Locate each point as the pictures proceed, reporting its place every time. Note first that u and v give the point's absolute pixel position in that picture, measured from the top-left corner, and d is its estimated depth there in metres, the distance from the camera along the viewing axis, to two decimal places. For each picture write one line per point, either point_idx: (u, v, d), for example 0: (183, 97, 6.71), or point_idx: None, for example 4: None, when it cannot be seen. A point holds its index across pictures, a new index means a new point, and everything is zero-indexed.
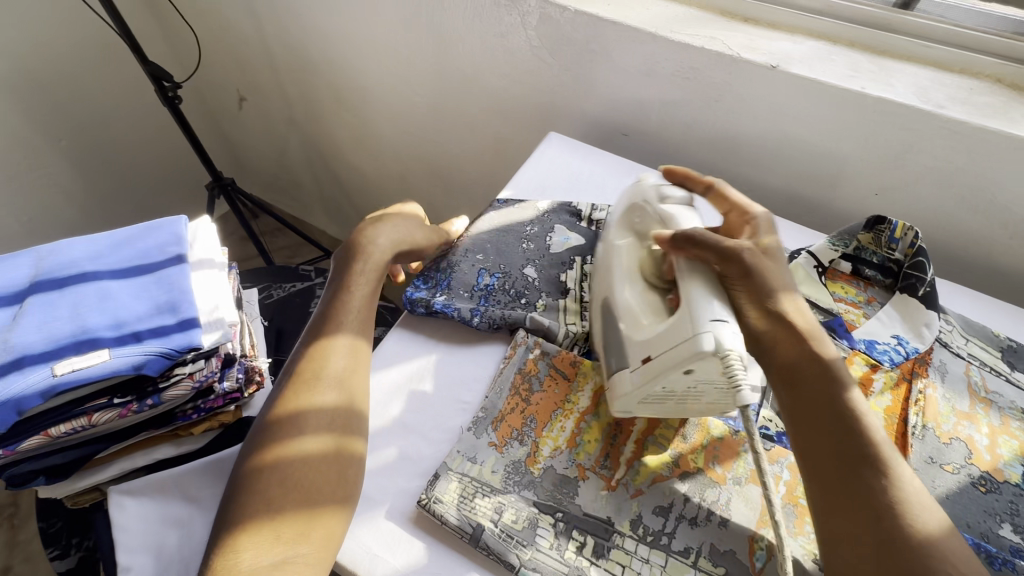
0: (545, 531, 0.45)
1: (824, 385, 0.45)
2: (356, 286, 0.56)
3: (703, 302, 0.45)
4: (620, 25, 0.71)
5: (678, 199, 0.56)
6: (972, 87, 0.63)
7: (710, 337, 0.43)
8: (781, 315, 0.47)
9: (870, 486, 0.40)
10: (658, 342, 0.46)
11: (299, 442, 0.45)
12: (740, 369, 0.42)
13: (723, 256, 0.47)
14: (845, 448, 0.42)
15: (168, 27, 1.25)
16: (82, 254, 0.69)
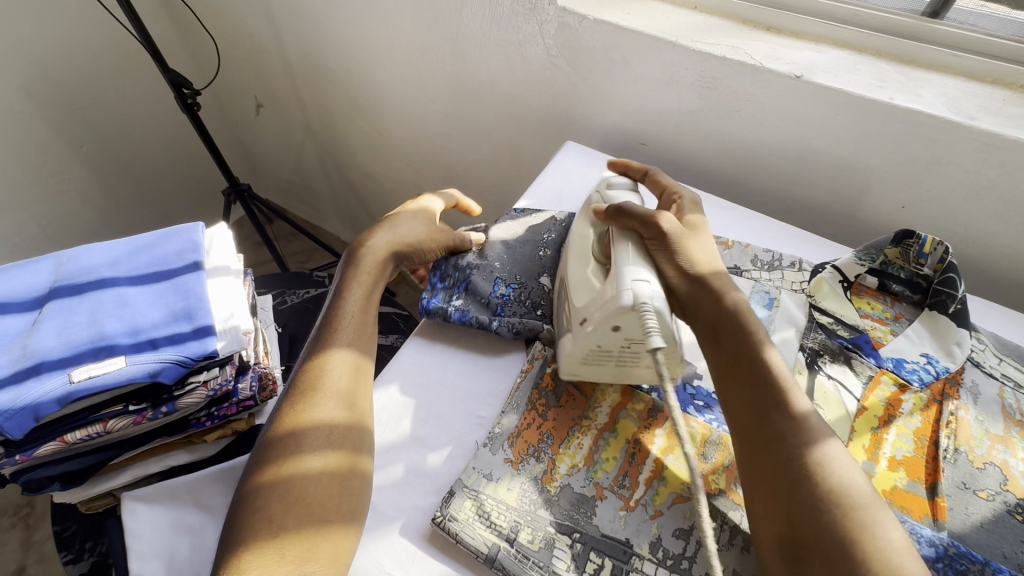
0: (562, 552, 0.44)
1: (741, 339, 0.47)
2: (351, 295, 0.56)
3: (626, 266, 0.49)
4: (640, 34, 0.70)
5: (623, 185, 0.61)
6: (1006, 98, 0.61)
7: (630, 294, 0.46)
8: (699, 273, 0.51)
9: (782, 431, 0.41)
10: (591, 301, 0.50)
11: (301, 456, 0.44)
12: (654, 324, 0.45)
13: (644, 222, 0.52)
14: (757, 396, 0.44)
15: (188, 34, 1.27)
16: (100, 260, 0.69)
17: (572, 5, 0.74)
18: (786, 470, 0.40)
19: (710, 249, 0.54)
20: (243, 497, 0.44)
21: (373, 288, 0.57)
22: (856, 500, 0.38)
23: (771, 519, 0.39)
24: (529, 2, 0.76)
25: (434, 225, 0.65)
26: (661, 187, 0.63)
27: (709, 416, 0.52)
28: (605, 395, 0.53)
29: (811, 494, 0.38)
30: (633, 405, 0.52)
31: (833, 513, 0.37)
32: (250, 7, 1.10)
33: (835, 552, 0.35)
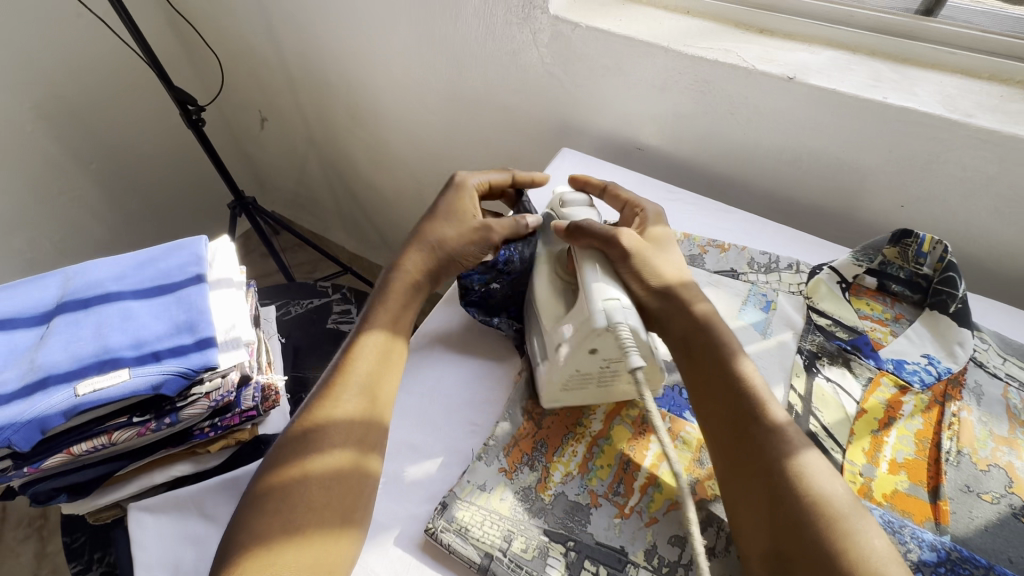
0: (556, 560, 0.44)
1: (714, 351, 0.48)
2: (381, 310, 0.55)
3: (593, 285, 0.49)
4: (632, 39, 0.70)
5: (577, 200, 0.61)
6: (1002, 94, 0.61)
7: (603, 315, 0.46)
8: (665, 291, 0.52)
9: (759, 446, 0.42)
10: (567, 325, 0.49)
11: (312, 459, 0.45)
12: (631, 341, 0.44)
13: (607, 243, 0.52)
14: (734, 410, 0.45)
15: (194, 52, 1.30)
16: (106, 274, 0.71)
17: (563, 13, 0.74)
18: (769, 484, 0.40)
19: (678, 261, 0.55)
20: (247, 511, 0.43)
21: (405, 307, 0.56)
22: (838, 510, 0.38)
23: (755, 536, 0.39)
24: (522, 11, 0.77)
25: (461, 221, 0.60)
26: (622, 201, 0.63)
27: None
28: (599, 402, 0.53)
29: (798, 508, 0.39)
30: (627, 412, 0.52)
31: (821, 526, 0.38)
32: (251, 24, 1.13)
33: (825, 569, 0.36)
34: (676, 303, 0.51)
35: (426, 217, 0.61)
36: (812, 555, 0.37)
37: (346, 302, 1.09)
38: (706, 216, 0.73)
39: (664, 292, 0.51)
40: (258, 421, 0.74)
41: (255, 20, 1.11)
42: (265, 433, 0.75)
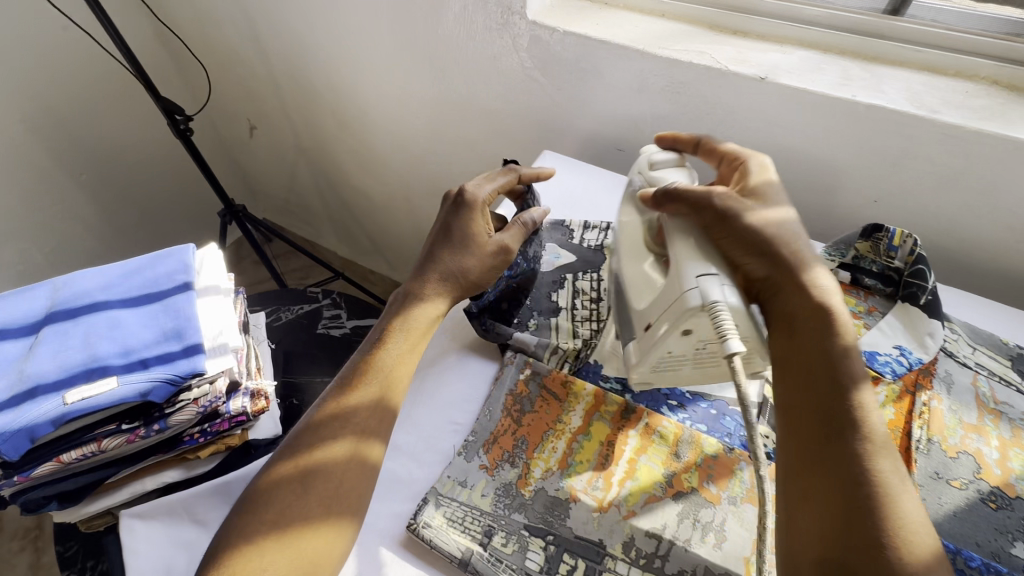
0: (535, 554, 0.44)
1: (822, 344, 0.45)
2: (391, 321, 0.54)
3: (691, 262, 0.47)
4: (609, 43, 0.72)
5: (668, 161, 0.59)
6: (968, 90, 0.62)
7: (696, 293, 0.44)
8: (778, 257, 0.48)
9: (843, 451, 0.40)
10: (658, 305, 0.48)
11: (312, 464, 0.45)
12: (728, 321, 0.42)
13: (701, 205, 0.50)
14: (826, 409, 0.43)
15: (182, 62, 1.31)
16: (94, 284, 0.72)
17: (542, 18, 0.76)
18: (846, 490, 0.39)
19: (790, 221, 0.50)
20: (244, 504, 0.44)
21: (419, 323, 0.53)
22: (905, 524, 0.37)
23: (808, 535, 0.39)
24: (501, 17, 0.78)
25: (480, 247, 0.56)
26: (719, 154, 0.58)
27: (680, 415, 0.54)
28: (578, 400, 0.54)
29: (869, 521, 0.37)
30: (605, 407, 0.53)
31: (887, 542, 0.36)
32: (238, 33, 1.14)
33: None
34: (787, 282, 0.47)
35: (436, 237, 0.58)
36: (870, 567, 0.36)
37: (336, 307, 1.10)
38: None
39: (775, 258, 0.48)
40: (248, 426, 0.75)
41: (241, 29, 1.12)
42: (255, 438, 0.76)
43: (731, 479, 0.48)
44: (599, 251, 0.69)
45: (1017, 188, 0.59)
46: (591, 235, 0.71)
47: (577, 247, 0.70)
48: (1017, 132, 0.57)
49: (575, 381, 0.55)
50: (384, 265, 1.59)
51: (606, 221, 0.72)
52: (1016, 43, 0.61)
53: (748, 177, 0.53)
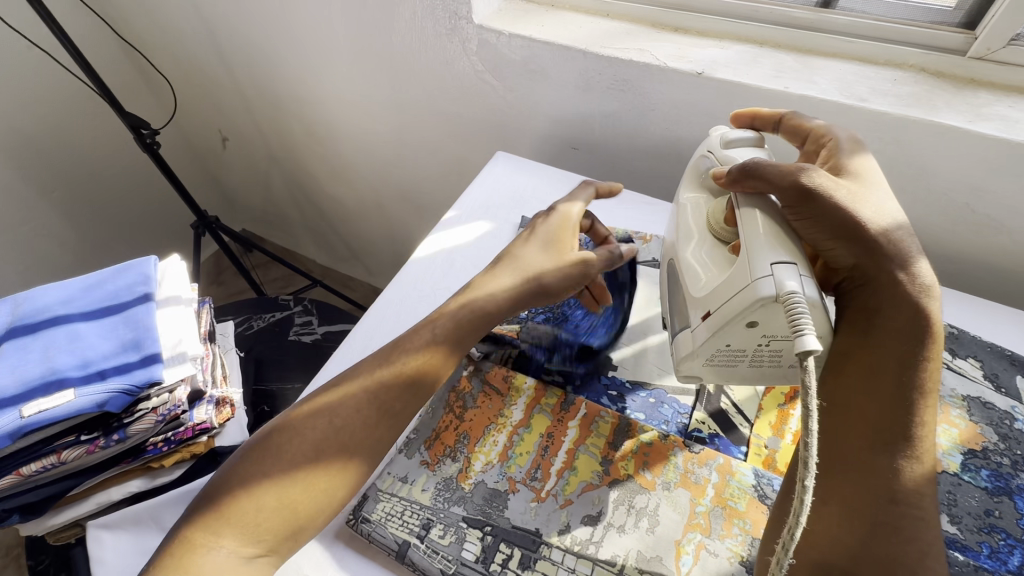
0: (472, 544, 0.45)
1: (902, 352, 0.41)
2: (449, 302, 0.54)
3: (761, 251, 0.41)
4: (553, 44, 0.73)
5: (744, 139, 0.54)
6: (896, 79, 0.64)
7: (770, 282, 0.39)
8: (871, 243, 0.43)
9: (887, 468, 0.39)
10: (717, 295, 0.43)
11: (338, 412, 0.46)
12: (805, 315, 0.37)
13: (783, 186, 0.44)
14: (882, 424, 0.40)
15: (150, 77, 1.32)
16: (55, 299, 0.72)
17: (488, 22, 0.77)
18: (877, 505, 0.39)
19: (886, 203, 0.45)
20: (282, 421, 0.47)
21: (470, 310, 0.52)
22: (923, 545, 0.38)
23: (817, 539, 0.40)
24: (449, 23, 0.79)
25: (558, 254, 0.55)
26: (803, 132, 0.54)
27: (620, 406, 0.55)
28: (519, 393, 0.55)
29: (888, 537, 0.38)
30: (545, 400, 0.54)
31: (902, 559, 0.37)
32: (202, 45, 1.15)
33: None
34: (877, 273, 0.43)
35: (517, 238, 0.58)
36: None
37: (307, 314, 1.11)
38: (635, 208, 0.75)
39: (866, 247, 0.43)
40: (214, 433, 0.76)
41: (204, 41, 1.13)
42: (221, 445, 0.77)
43: (665, 465, 0.49)
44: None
45: (946, 172, 0.60)
46: None
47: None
48: (941, 117, 0.58)
49: (517, 376, 0.56)
50: (362, 271, 1.60)
51: None
52: (940, 30, 0.62)
53: (838, 156, 0.49)
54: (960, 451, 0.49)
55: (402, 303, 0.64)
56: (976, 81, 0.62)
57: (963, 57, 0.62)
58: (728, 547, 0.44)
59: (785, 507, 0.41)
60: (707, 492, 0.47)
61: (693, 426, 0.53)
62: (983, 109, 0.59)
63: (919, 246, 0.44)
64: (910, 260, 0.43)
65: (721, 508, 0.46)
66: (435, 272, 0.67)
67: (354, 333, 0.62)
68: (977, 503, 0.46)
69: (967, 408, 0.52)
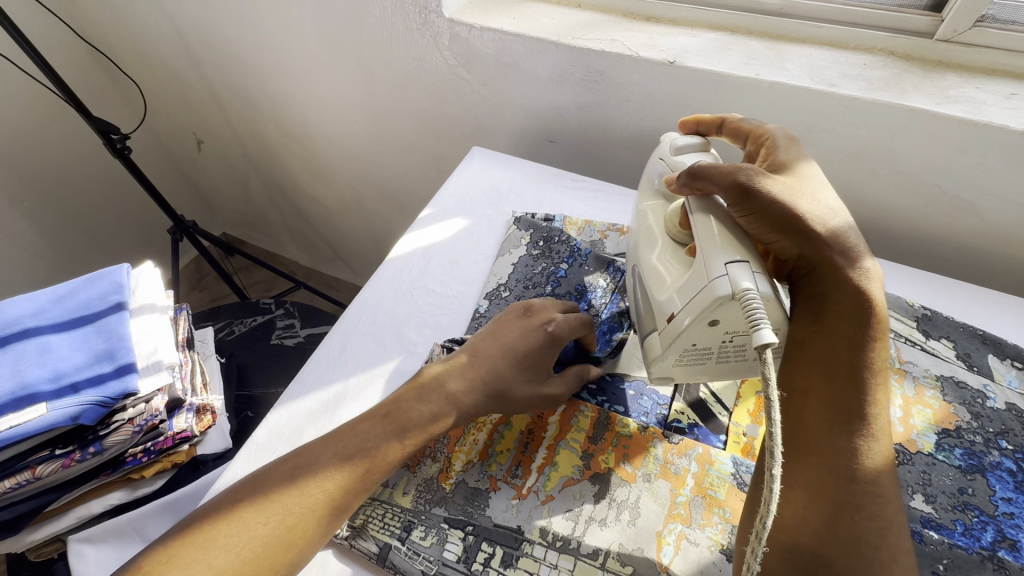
0: (453, 545, 0.45)
1: (853, 335, 0.42)
2: (411, 387, 0.49)
3: (717, 251, 0.42)
4: (524, 36, 0.72)
5: (691, 146, 0.55)
6: (866, 63, 0.64)
7: (725, 281, 0.39)
8: (812, 233, 0.43)
9: (845, 448, 0.40)
10: (679, 295, 0.44)
11: (286, 509, 0.41)
12: (761, 311, 0.37)
13: (725, 186, 0.44)
14: (837, 405, 0.41)
15: (119, 80, 1.28)
16: (24, 311, 0.70)
17: (459, 15, 0.76)
18: (838, 487, 0.39)
19: (826, 196, 0.46)
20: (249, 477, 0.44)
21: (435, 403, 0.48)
22: (888, 530, 0.38)
23: (786, 525, 0.39)
24: (420, 17, 0.78)
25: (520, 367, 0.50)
26: (744, 133, 0.54)
27: (599, 399, 0.54)
28: None
29: (853, 517, 0.38)
30: None
31: (869, 540, 0.37)
32: (171, 47, 1.12)
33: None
34: (823, 260, 0.43)
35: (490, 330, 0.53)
36: (850, 563, 0.37)
37: (289, 317, 1.09)
38: (613, 201, 0.75)
39: (807, 237, 0.43)
40: (195, 441, 0.75)
41: (172, 42, 1.11)
42: (203, 453, 0.76)
43: (645, 457, 0.49)
44: (539, 258, 0.67)
45: (915, 155, 0.61)
46: (540, 232, 0.69)
47: (516, 260, 0.67)
48: (910, 100, 0.58)
49: None
50: (346, 271, 1.58)
51: (533, 213, 0.73)
52: (908, 13, 0.62)
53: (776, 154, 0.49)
54: (934, 431, 0.50)
55: (379, 303, 0.64)
56: (944, 64, 0.63)
57: (931, 39, 0.62)
58: (709, 536, 0.44)
59: (758, 497, 0.41)
60: (688, 482, 0.47)
61: (673, 417, 0.53)
62: (950, 91, 0.59)
63: (861, 235, 0.45)
64: (849, 248, 0.44)
65: (701, 497, 0.46)
66: (412, 270, 0.67)
67: (330, 336, 0.61)
68: (951, 481, 0.47)
69: (941, 387, 0.53)
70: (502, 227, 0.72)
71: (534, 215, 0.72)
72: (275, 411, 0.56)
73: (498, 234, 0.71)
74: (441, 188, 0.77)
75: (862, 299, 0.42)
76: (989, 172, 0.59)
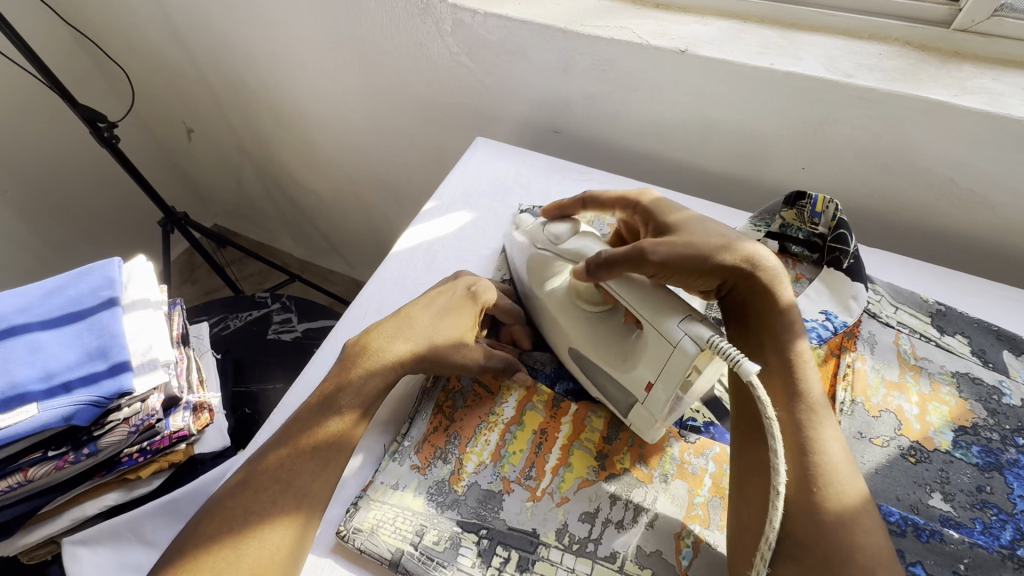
0: (467, 549, 0.44)
1: (773, 322, 0.45)
2: (340, 368, 0.49)
3: (661, 317, 0.44)
4: (530, 23, 0.70)
5: (565, 233, 0.58)
6: (881, 52, 0.62)
7: (688, 341, 0.42)
8: (720, 264, 0.47)
9: (789, 422, 0.41)
10: (648, 364, 0.46)
11: (257, 528, 0.41)
12: (733, 347, 0.39)
13: (637, 264, 0.47)
14: (775, 385, 0.43)
15: (104, 66, 1.24)
16: (11, 307, 0.67)
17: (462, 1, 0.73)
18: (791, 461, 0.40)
19: (715, 226, 0.49)
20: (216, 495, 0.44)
21: (370, 377, 0.48)
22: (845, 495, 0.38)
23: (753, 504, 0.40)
24: (421, 2, 0.75)
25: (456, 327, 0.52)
26: (609, 203, 0.58)
27: None
28: (511, 390, 0.53)
29: (811, 487, 0.38)
30: (538, 396, 0.52)
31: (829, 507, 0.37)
32: (160, 32, 1.08)
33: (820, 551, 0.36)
34: (736, 275, 0.47)
35: (416, 304, 0.53)
36: (816, 535, 0.37)
37: (286, 311, 1.06)
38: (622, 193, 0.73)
39: (717, 269, 0.47)
40: (192, 440, 0.73)
41: (161, 28, 1.07)
42: (201, 452, 0.74)
43: (661, 457, 0.48)
44: None
45: (932, 148, 0.60)
46: None
47: None
48: (928, 91, 0.57)
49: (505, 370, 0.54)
50: (342, 263, 1.56)
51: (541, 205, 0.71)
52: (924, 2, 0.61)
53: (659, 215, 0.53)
54: (951, 429, 0.49)
55: (384, 299, 0.62)
56: (961, 54, 0.62)
57: (948, 28, 0.61)
58: None
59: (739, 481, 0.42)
60: (705, 483, 0.47)
61: (688, 415, 0.52)
62: (968, 82, 0.58)
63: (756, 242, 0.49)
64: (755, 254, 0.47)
65: (720, 498, 0.46)
66: (417, 265, 0.65)
67: (333, 334, 0.59)
68: (969, 479, 0.46)
69: (957, 384, 0.52)
70: (508, 219, 0.70)
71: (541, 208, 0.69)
72: (279, 411, 0.54)
73: (504, 228, 0.69)
74: (446, 180, 0.75)
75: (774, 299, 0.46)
76: (1005, 166, 0.58)
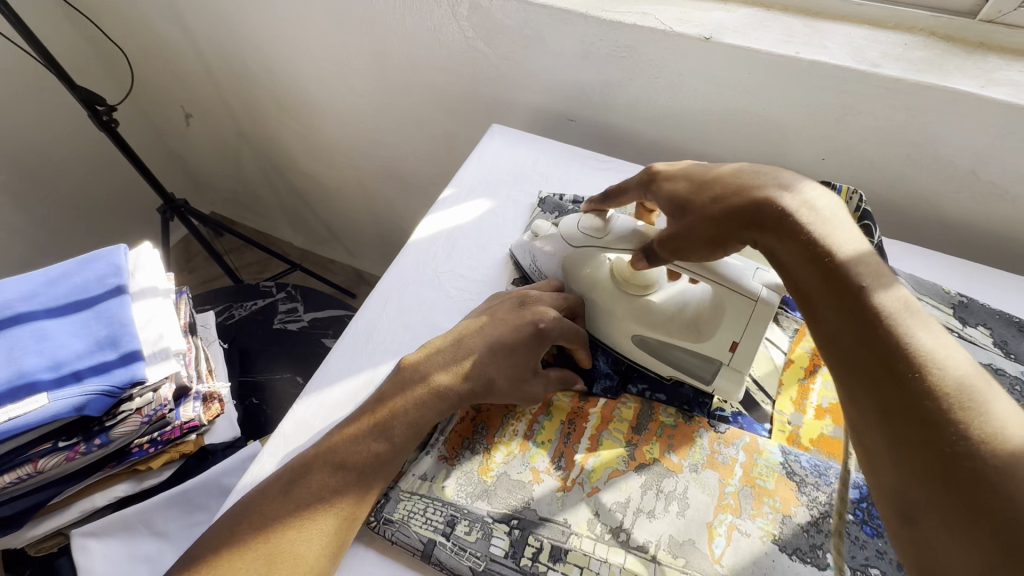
0: (499, 539, 0.44)
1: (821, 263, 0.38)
2: (392, 390, 0.47)
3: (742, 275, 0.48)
4: (549, 7, 0.69)
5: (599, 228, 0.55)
6: (906, 42, 0.62)
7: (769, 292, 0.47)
8: (736, 222, 0.43)
9: (874, 362, 0.32)
10: (728, 328, 0.50)
11: (287, 543, 0.40)
12: None
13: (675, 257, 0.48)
14: (845, 330, 0.34)
15: (99, 47, 1.20)
16: (15, 294, 0.65)
17: None
18: (900, 413, 0.30)
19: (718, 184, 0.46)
20: (250, 495, 0.43)
21: (422, 407, 0.46)
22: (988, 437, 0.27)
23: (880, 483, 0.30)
24: None
25: (514, 365, 0.49)
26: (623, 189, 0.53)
27: (641, 388, 0.54)
28: None
29: (928, 437, 0.28)
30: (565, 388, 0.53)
31: (956, 456, 0.27)
32: (159, 13, 1.05)
33: (970, 519, 0.25)
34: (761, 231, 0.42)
35: (473, 328, 0.50)
36: (950, 494, 0.27)
37: (291, 300, 1.04)
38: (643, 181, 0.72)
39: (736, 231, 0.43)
40: (203, 431, 0.72)
41: (161, 8, 1.04)
42: (212, 443, 0.73)
43: (691, 447, 0.48)
44: None
45: (955, 139, 0.60)
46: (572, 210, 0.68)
47: None
48: (955, 82, 0.57)
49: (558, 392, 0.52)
50: (343, 253, 1.54)
51: (560, 193, 0.70)
52: None
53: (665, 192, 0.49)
54: None
55: (405, 287, 0.61)
56: (985, 45, 0.61)
57: (973, 19, 0.61)
58: (760, 526, 0.43)
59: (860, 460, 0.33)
60: (736, 472, 0.47)
61: (716, 405, 0.53)
62: (994, 73, 0.58)
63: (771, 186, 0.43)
64: (771, 199, 0.42)
65: (751, 488, 0.45)
66: (437, 254, 0.64)
67: (354, 323, 0.59)
68: None
69: None
70: (530, 208, 0.69)
71: (562, 197, 0.69)
72: (302, 403, 0.53)
73: (527, 216, 0.68)
74: (465, 167, 0.74)
75: (822, 242, 0.39)
76: None
